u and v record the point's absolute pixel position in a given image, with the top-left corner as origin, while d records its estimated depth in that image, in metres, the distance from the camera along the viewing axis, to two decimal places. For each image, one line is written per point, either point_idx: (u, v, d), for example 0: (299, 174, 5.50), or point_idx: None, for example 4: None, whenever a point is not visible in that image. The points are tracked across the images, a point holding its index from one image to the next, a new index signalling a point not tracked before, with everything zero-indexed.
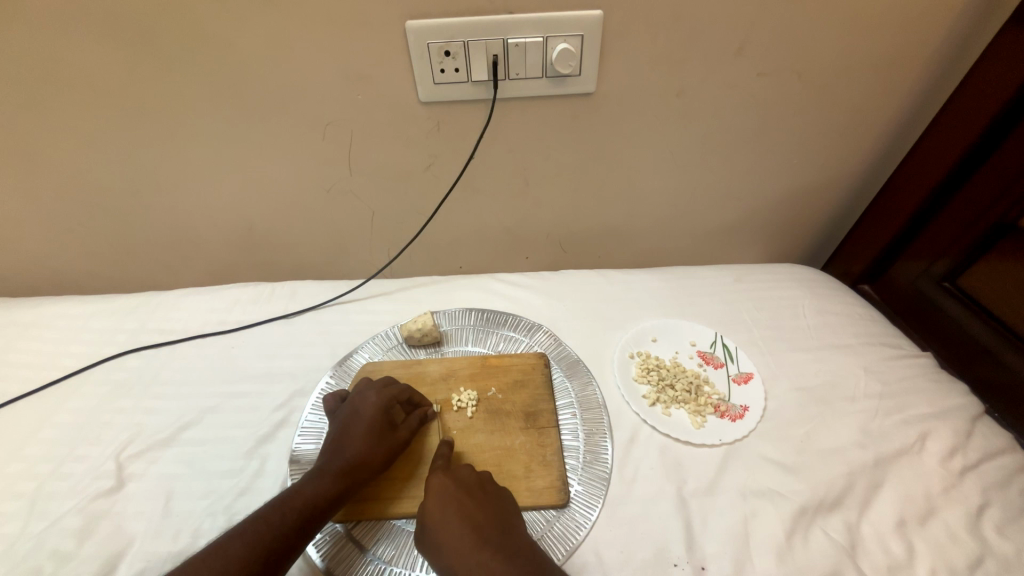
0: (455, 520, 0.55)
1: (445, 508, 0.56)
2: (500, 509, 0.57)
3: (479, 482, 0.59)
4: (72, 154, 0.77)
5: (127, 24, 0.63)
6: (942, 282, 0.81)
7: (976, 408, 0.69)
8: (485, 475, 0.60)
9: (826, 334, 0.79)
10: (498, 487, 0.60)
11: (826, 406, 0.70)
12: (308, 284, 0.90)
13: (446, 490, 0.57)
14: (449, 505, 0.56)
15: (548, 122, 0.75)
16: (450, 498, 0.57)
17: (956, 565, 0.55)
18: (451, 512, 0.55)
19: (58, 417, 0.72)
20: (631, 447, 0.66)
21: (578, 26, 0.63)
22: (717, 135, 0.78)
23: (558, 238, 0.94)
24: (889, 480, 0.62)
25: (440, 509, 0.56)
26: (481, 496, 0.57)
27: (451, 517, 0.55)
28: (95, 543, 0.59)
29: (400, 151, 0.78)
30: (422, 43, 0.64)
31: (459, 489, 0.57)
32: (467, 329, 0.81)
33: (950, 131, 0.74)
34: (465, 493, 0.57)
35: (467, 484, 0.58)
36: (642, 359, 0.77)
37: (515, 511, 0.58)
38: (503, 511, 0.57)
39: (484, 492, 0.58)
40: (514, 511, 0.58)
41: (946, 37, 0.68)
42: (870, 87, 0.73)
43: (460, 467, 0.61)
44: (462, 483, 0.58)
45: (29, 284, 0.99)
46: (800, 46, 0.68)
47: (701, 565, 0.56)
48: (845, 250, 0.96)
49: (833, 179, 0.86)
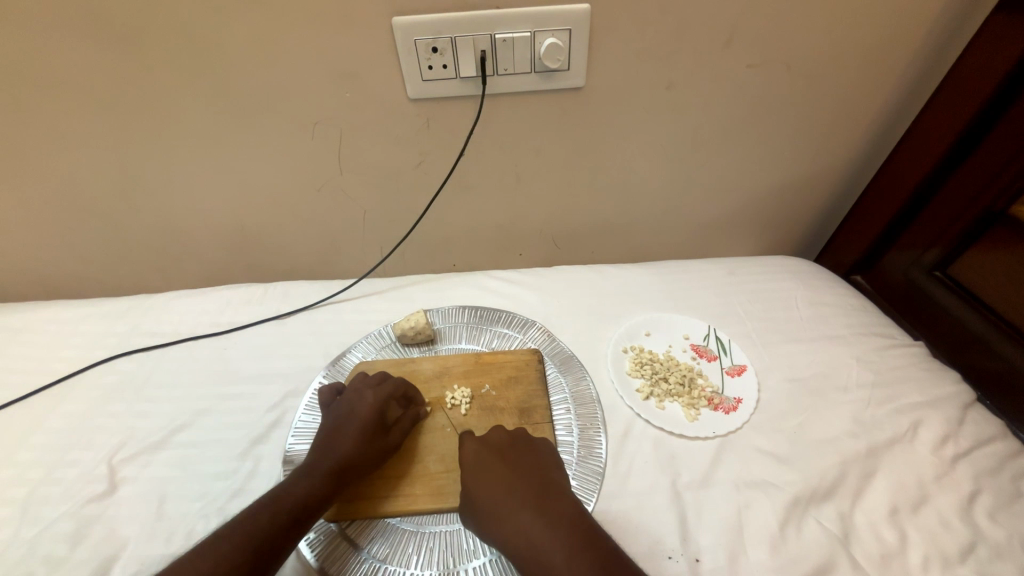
0: (491, 483, 0.55)
1: (479, 473, 0.57)
2: (535, 467, 0.57)
3: (508, 441, 0.61)
4: (57, 157, 0.76)
5: (110, 25, 0.62)
6: (932, 271, 0.82)
7: (967, 396, 0.70)
8: (517, 432, 0.62)
9: (820, 325, 0.79)
10: (529, 438, 0.62)
11: (818, 397, 0.70)
12: (301, 284, 0.90)
13: (477, 455, 0.58)
14: (483, 471, 0.57)
15: (539, 118, 0.74)
16: (481, 461, 0.58)
17: (947, 553, 0.56)
18: (485, 478, 0.56)
19: (50, 422, 0.71)
20: (625, 442, 0.66)
21: (566, 20, 0.63)
22: (707, 128, 0.77)
23: (551, 235, 0.94)
24: (882, 469, 0.63)
25: (474, 475, 0.57)
26: (512, 455, 0.59)
27: (485, 483, 0.56)
28: (88, 547, 0.59)
29: (390, 150, 0.77)
30: (410, 39, 0.64)
31: (490, 452, 0.59)
32: (461, 327, 0.81)
33: (940, 120, 0.74)
34: (496, 455, 0.59)
35: (498, 445, 0.60)
36: (636, 353, 0.77)
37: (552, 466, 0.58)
38: (538, 467, 0.57)
39: (514, 448, 0.60)
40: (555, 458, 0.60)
41: (935, 25, 0.68)
42: (859, 78, 0.73)
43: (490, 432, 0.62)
44: (492, 446, 0.60)
45: (18, 290, 0.98)
46: (788, 38, 0.67)
47: (696, 557, 0.56)
48: (837, 241, 0.96)
49: (824, 171, 0.86)
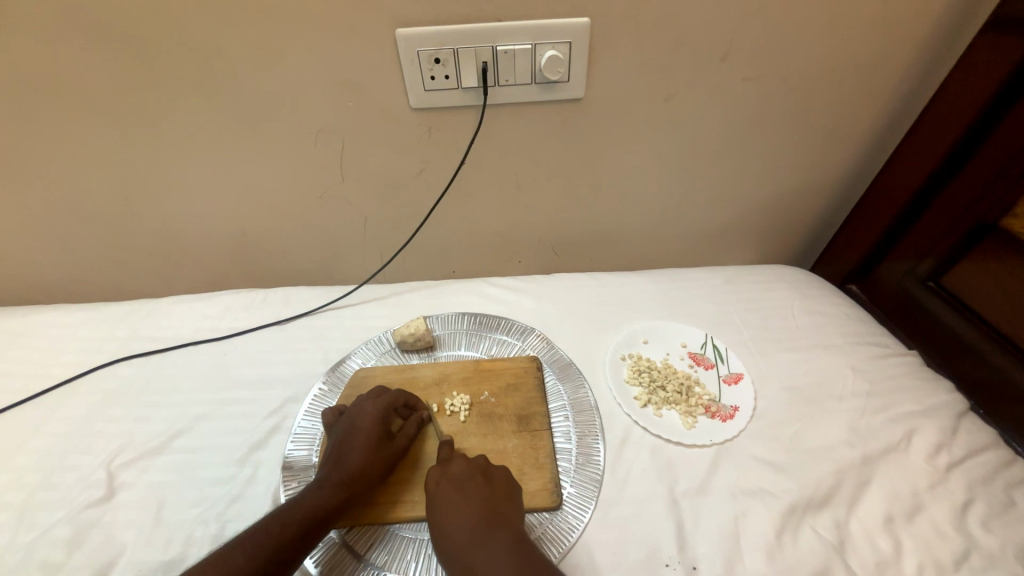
0: (450, 512, 0.55)
1: (439, 501, 0.57)
2: (497, 500, 0.57)
3: (471, 473, 0.59)
4: (60, 162, 0.77)
5: (117, 33, 0.63)
6: (927, 282, 0.83)
7: (961, 405, 0.71)
8: (483, 465, 0.61)
9: (815, 335, 0.80)
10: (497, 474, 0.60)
11: (814, 405, 0.71)
12: (301, 290, 0.90)
13: (441, 483, 0.58)
14: (443, 498, 0.57)
15: (538, 127, 0.75)
16: (445, 489, 0.58)
17: (942, 561, 0.56)
18: (445, 505, 0.56)
19: (49, 426, 0.71)
20: (623, 449, 0.67)
21: (566, 34, 0.64)
22: (704, 139, 0.79)
23: (550, 243, 0.95)
24: (877, 476, 0.63)
25: (436, 503, 0.57)
26: (474, 484, 0.58)
27: (446, 510, 0.56)
28: (86, 553, 0.58)
29: (392, 158, 0.78)
30: (412, 50, 0.65)
31: (453, 482, 0.58)
32: (461, 334, 0.82)
33: (931, 135, 0.76)
34: (459, 484, 0.58)
35: (463, 476, 0.59)
36: (633, 361, 0.78)
37: (513, 498, 0.58)
38: (499, 499, 0.57)
39: (478, 479, 0.59)
40: (518, 494, 0.59)
41: (927, 41, 0.69)
42: (853, 90, 0.75)
43: (456, 460, 0.61)
44: (456, 475, 0.59)
45: (18, 294, 0.98)
46: (783, 51, 0.69)
47: (693, 565, 0.57)
48: (833, 251, 0.97)
49: (819, 182, 0.87)
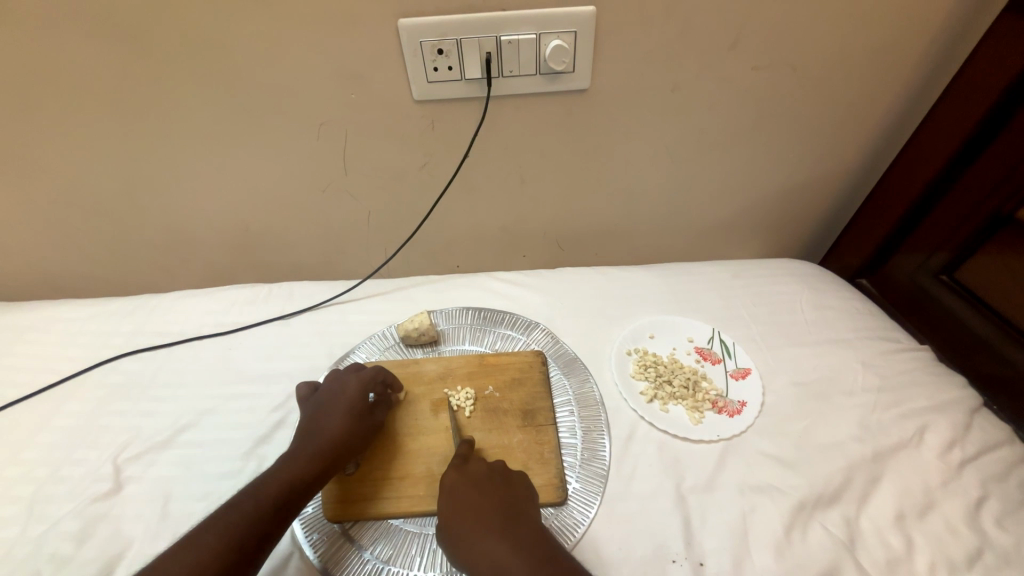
0: (465, 512, 0.55)
1: (452, 501, 0.57)
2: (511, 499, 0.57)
3: (483, 473, 0.59)
4: (64, 156, 0.77)
5: (117, 26, 0.62)
6: (939, 275, 0.81)
7: (975, 401, 0.69)
8: (499, 469, 0.60)
9: (823, 329, 0.79)
10: (509, 474, 0.60)
11: (823, 400, 0.70)
12: (305, 284, 0.90)
13: (456, 483, 0.58)
14: (457, 498, 0.57)
15: (543, 118, 0.74)
16: (459, 490, 0.57)
17: (955, 560, 0.55)
18: (459, 504, 0.56)
19: (57, 420, 0.72)
20: (629, 444, 0.66)
21: (571, 23, 0.63)
22: (712, 130, 0.77)
23: (555, 237, 0.94)
24: (888, 473, 0.62)
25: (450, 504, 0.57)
26: (488, 484, 0.58)
27: (460, 510, 0.56)
28: (95, 546, 0.59)
29: (395, 151, 0.78)
30: (415, 41, 0.64)
31: (466, 481, 0.58)
32: (465, 328, 0.81)
33: (944, 125, 0.74)
34: (473, 484, 0.58)
35: (478, 475, 0.59)
36: (640, 356, 0.77)
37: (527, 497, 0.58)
38: (513, 498, 0.58)
39: (492, 480, 0.59)
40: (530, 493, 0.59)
41: (943, 27, 0.67)
42: (866, 79, 0.73)
43: (468, 461, 0.61)
44: (470, 476, 0.59)
45: (25, 288, 0.99)
46: (794, 40, 0.67)
47: (700, 561, 0.56)
48: (843, 243, 0.95)
49: (829, 173, 0.86)
